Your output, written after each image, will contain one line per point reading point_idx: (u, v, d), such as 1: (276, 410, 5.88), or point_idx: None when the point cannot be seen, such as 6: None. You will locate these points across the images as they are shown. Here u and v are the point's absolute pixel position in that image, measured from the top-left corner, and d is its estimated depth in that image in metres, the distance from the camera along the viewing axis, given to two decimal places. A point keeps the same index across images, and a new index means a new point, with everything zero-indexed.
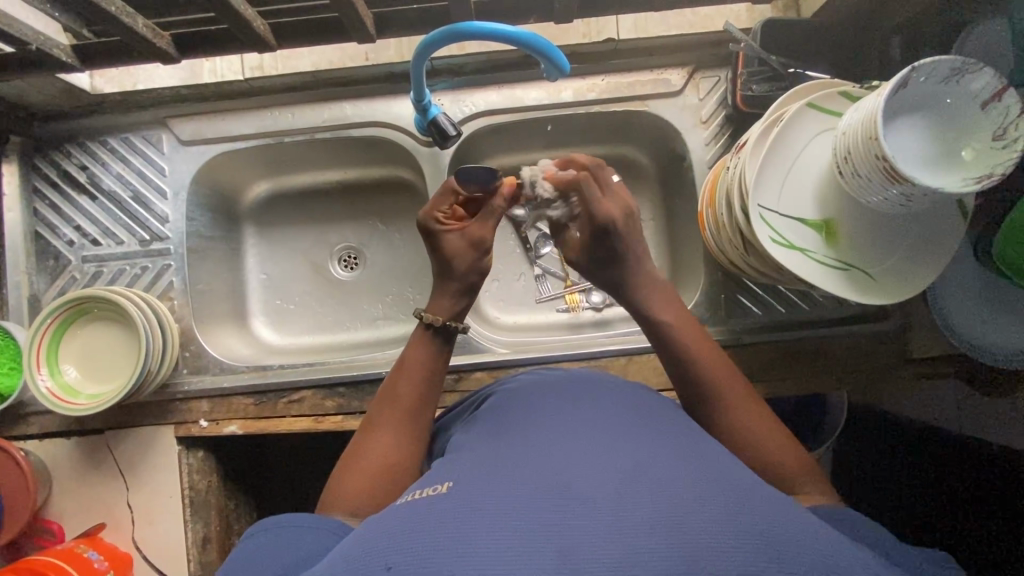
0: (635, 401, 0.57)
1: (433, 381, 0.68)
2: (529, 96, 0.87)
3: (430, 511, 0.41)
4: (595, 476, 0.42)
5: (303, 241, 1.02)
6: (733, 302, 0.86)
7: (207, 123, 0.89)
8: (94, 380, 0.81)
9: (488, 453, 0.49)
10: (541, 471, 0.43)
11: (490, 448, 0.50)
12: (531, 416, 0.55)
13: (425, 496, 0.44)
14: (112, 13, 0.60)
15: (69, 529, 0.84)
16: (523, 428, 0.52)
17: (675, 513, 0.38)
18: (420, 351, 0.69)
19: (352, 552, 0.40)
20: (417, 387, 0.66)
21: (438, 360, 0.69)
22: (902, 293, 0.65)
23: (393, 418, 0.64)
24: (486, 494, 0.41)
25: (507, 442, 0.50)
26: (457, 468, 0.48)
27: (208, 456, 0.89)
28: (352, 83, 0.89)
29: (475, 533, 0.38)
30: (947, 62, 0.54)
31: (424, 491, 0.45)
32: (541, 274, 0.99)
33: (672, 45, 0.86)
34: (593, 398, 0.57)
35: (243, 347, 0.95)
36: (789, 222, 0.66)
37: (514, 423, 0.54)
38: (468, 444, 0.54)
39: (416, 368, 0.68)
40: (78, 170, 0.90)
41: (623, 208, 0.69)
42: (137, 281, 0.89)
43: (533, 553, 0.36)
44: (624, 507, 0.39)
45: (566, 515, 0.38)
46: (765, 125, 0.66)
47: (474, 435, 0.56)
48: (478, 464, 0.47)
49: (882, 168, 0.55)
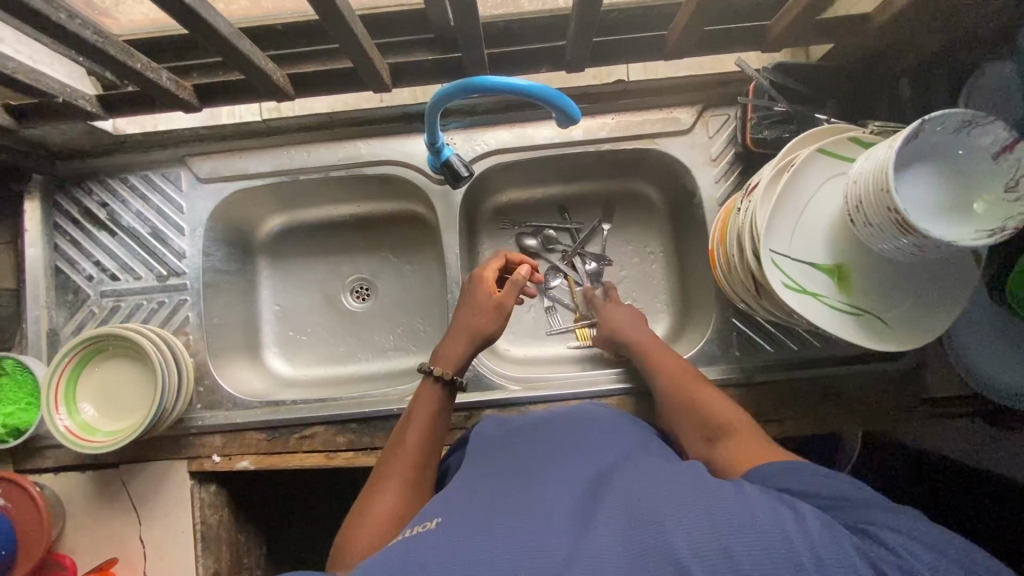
0: (626, 441, 0.58)
1: (437, 430, 0.70)
2: (540, 135, 0.89)
3: (421, 546, 0.43)
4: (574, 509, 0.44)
5: (317, 273, 1.04)
6: (748, 340, 0.86)
7: (225, 161, 0.91)
8: (109, 417, 0.82)
9: (490, 496, 0.50)
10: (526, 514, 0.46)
11: (490, 491, 0.51)
12: (527, 460, 0.56)
13: (416, 532, 0.47)
14: (137, 70, 0.61)
15: (82, 563, 0.84)
16: (528, 476, 0.53)
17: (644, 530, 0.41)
18: (427, 400, 0.72)
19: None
20: (422, 433, 0.69)
21: (443, 408, 0.73)
22: (913, 339, 0.65)
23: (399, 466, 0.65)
24: (475, 534, 0.43)
25: (508, 485, 0.51)
26: (454, 504, 0.50)
27: (220, 490, 0.90)
28: (366, 123, 0.90)
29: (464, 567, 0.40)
30: (958, 115, 0.54)
31: (418, 526, 0.48)
32: (551, 306, 0.98)
33: (681, 85, 0.87)
34: (587, 442, 0.58)
35: (256, 379, 0.96)
36: (801, 267, 0.66)
37: (517, 466, 0.55)
38: (472, 481, 0.54)
39: (421, 417, 0.71)
40: (98, 207, 0.92)
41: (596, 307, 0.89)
42: (154, 316, 0.90)
43: None
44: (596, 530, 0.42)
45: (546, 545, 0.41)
46: (774, 170, 0.67)
47: (477, 471, 0.56)
48: (479, 507, 0.48)
49: (893, 220, 0.56)
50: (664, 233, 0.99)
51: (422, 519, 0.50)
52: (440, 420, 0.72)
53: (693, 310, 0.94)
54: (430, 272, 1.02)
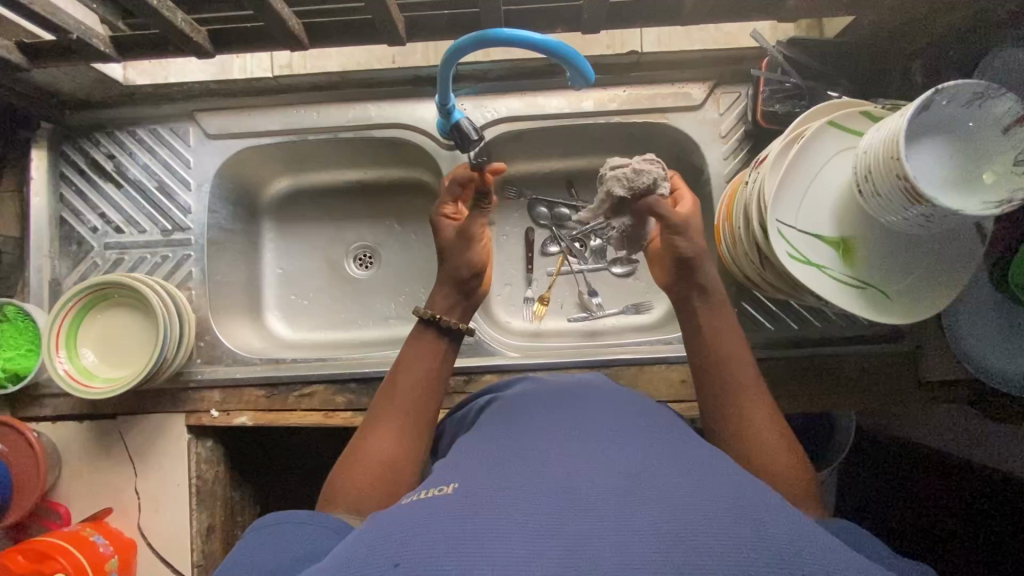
0: (637, 414, 0.57)
1: (433, 378, 0.67)
2: (551, 104, 0.89)
3: (433, 514, 0.41)
4: (593, 485, 0.42)
5: (321, 239, 1.03)
6: (747, 317, 0.86)
7: (234, 118, 0.91)
8: (111, 365, 0.83)
9: (494, 459, 0.49)
10: (541, 481, 0.44)
11: (498, 457, 0.49)
12: (539, 425, 0.55)
13: (432, 496, 0.44)
14: (153, 6, 0.61)
15: (75, 512, 0.85)
16: (531, 442, 0.51)
17: (670, 524, 0.38)
18: (421, 349, 0.69)
19: (352, 549, 0.40)
20: (420, 381, 0.66)
21: (438, 358, 0.69)
22: (916, 313, 0.66)
23: (393, 412, 0.63)
24: (491, 497, 0.42)
25: (513, 450, 0.50)
26: (469, 473, 0.47)
27: (217, 446, 0.90)
28: (378, 85, 0.91)
29: (479, 533, 0.38)
30: (970, 86, 0.54)
31: (432, 490, 0.46)
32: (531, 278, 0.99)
33: (694, 61, 0.87)
34: (602, 412, 0.57)
35: (256, 339, 0.96)
36: (807, 238, 0.66)
37: (521, 430, 0.55)
38: (476, 447, 0.54)
39: (415, 370, 0.67)
40: (105, 159, 0.91)
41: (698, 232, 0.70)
42: (158, 270, 0.90)
43: (534, 557, 0.36)
44: (620, 516, 0.39)
45: (564, 524, 0.39)
46: (784, 142, 0.66)
47: (483, 438, 0.55)
48: (489, 473, 0.46)
49: (902, 188, 0.55)
50: None
51: (435, 485, 0.47)
52: (439, 372, 0.68)
53: None
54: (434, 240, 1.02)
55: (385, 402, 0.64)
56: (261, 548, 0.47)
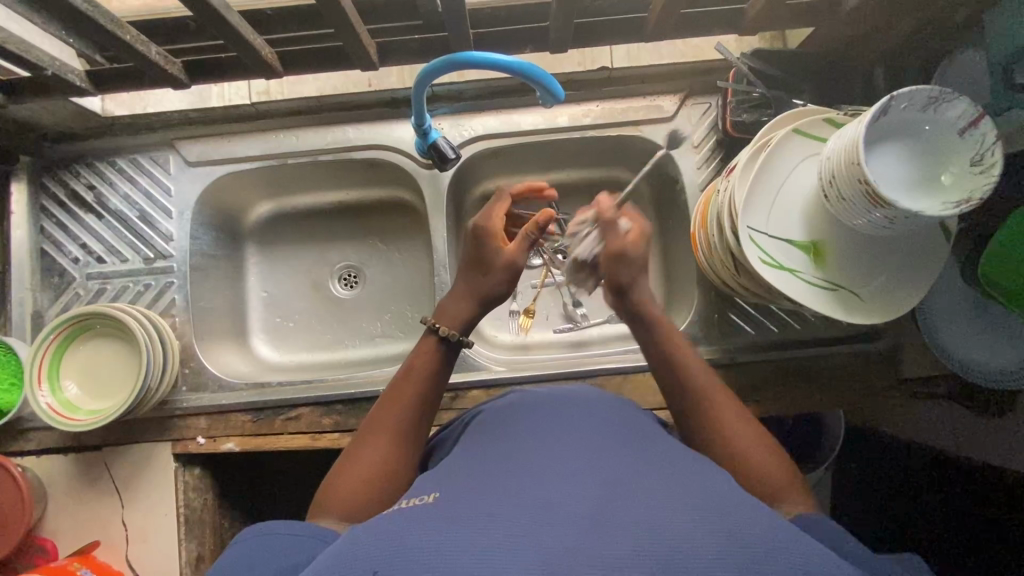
0: (618, 423, 0.58)
1: (429, 387, 0.65)
2: (526, 121, 0.90)
3: (417, 520, 0.41)
4: (572, 489, 0.43)
5: (305, 261, 1.04)
6: (727, 321, 0.88)
7: (213, 145, 0.92)
8: (93, 397, 0.82)
9: (477, 468, 0.50)
10: (521, 487, 0.44)
11: (479, 466, 0.50)
12: (521, 432, 0.56)
13: (413, 505, 0.45)
14: (126, 41, 0.63)
15: (62, 547, 0.84)
16: (513, 450, 0.52)
17: (646, 525, 0.39)
18: (422, 356, 0.67)
19: (332, 558, 0.41)
20: (419, 392, 0.64)
21: (443, 369, 0.67)
22: (887, 312, 0.67)
23: (388, 421, 0.62)
24: (472, 504, 0.43)
25: (496, 457, 0.51)
26: (452, 482, 0.48)
27: (204, 474, 0.89)
28: (355, 108, 0.92)
29: (461, 535, 0.39)
30: (924, 91, 0.56)
31: (414, 498, 0.46)
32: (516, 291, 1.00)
33: (663, 74, 0.89)
34: (583, 418, 0.58)
35: (242, 364, 0.96)
36: (777, 244, 0.68)
37: (503, 439, 0.55)
38: (458, 457, 0.54)
39: (414, 378, 0.65)
40: (85, 189, 0.92)
41: (638, 235, 0.69)
42: (140, 298, 0.90)
43: (512, 554, 0.37)
44: (597, 519, 0.40)
45: (542, 523, 0.39)
46: (752, 151, 0.68)
47: (466, 450, 0.56)
48: (471, 481, 0.47)
49: (864, 192, 0.57)
50: (649, 220, 1.00)
51: (416, 493, 0.48)
52: (439, 377, 0.67)
53: (677, 293, 0.95)
54: (418, 259, 1.02)
55: (383, 408, 0.63)
56: (241, 567, 0.47)
